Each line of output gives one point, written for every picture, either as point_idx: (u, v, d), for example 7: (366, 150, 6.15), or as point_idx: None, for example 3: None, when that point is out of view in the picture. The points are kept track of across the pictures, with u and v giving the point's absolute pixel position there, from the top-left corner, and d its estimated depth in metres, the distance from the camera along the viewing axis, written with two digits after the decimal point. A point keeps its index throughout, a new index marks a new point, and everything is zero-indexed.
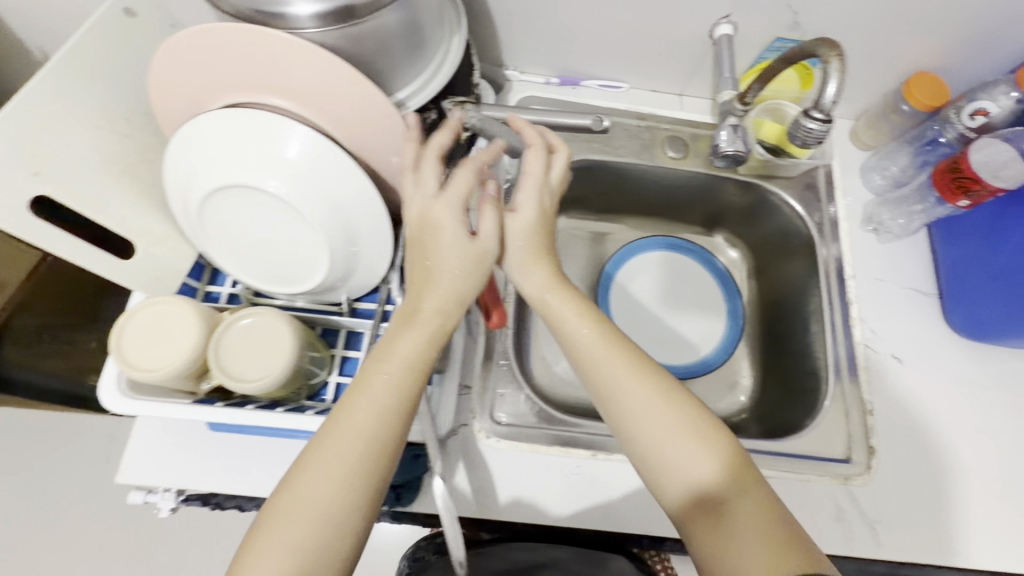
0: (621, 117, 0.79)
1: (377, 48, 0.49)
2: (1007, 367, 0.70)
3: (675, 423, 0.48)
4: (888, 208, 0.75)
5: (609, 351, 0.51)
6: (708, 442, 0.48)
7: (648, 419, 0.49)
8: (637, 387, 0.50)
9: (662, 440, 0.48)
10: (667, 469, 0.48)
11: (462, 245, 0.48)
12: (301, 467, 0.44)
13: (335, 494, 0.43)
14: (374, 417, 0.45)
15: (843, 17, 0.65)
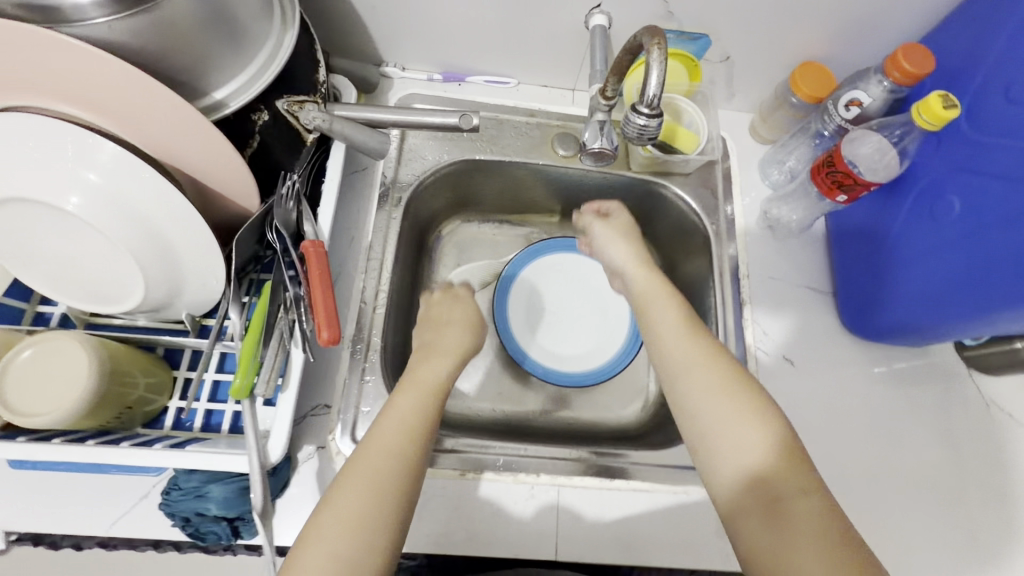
0: (508, 113, 0.75)
1: (179, 46, 0.44)
2: (895, 365, 0.69)
3: (747, 398, 0.50)
4: (783, 205, 0.73)
5: (691, 344, 0.55)
6: (768, 413, 0.49)
7: (717, 406, 0.51)
8: (703, 372, 0.53)
9: (727, 422, 0.49)
10: (721, 456, 0.49)
11: (466, 307, 0.68)
12: (351, 466, 0.48)
13: (387, 496, 0.46)
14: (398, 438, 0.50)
15: (719, 5, 0.62)
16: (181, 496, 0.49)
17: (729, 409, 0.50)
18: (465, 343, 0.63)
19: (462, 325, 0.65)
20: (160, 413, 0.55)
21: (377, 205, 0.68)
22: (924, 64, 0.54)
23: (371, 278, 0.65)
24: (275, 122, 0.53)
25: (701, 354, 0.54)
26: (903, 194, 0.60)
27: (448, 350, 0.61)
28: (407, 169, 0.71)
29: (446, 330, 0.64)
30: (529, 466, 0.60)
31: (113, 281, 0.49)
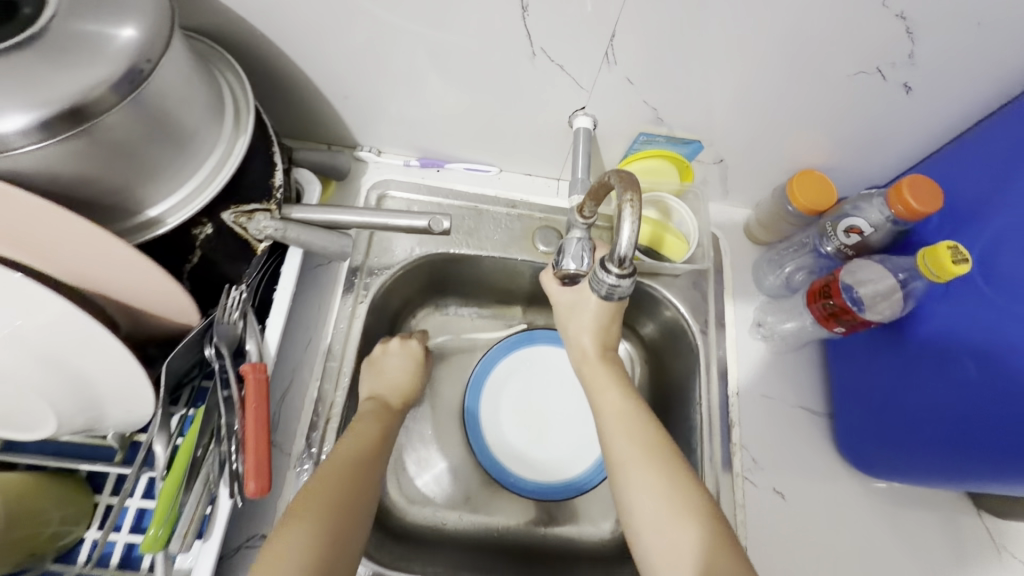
0: (488, 204, 0.70)
1: (108, 167, 0.41)
2: (896, 501, 0.63)
3: (689, 499, 0.48)
4: (776, 314, 0.68)
5: (641, 431, 0.52)
6: (710, 522, 0.47)
7: (665, 499, 0.48)
8: (648, 461, 0.50)
9: (670, 519, 0.47)
10: (663, 558, 0.46)
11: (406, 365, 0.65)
12: (296, 507, 0.47)
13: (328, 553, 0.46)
14: (360, 467, 0.52)
15: (710, 112, 0.58)
16: None
17: (671, 504, 0.47)
18: (407, 396, 0.63)
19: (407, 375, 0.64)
20: (77, 543, 0.50)
21: (342, 294, 0.63)
22: (931, 203, 0.49)
23: (328, 381, 0.60)
24: (218, 233, 0.48)
25: (650, 442, 0.51)
26: (908, 335, 0.53)
27: (397, 391, 0.63)
28: (376, 262, 0.66)
29: (393, 380, 0.63)
30: None
31: (25, 411, 0.45)
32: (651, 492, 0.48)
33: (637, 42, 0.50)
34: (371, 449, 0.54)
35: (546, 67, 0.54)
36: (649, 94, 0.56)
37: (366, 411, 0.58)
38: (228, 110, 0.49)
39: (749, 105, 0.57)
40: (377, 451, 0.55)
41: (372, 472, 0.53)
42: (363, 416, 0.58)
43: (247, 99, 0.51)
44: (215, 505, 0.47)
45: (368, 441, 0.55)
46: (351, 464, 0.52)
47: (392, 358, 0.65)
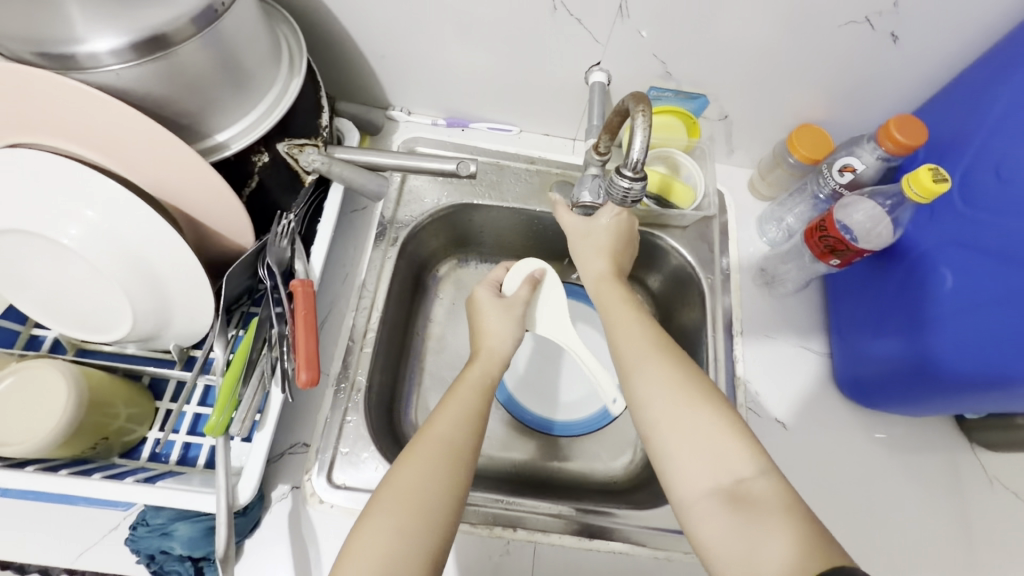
0: (509, 160, 0.76)
1: (187, 91, 0.47)
2: (893, 435, 0.67)
3: (696, 384, 0.50)
4: (782, 262, 0.72)
5: (650, 341, 0.54)
6: (715, 404, 0.49)
7: (672, 388, 0.50)
8: (661, 367, 0.52)
9: (681, 405, 0.49)
10: (673, 440, 0.48)
11: (495, 305, 0.65)
12: (406, 455, 0.49)
13: (437, 495, 0.47)
14: (450, 445, 0.50)
15: (716, 66, 0.64)
16: (147, 533, 0.49)
17: (683, 392, 0.50)
18: (508, 348, 0.62)
19: (508, 325, 0.63)
20: (139, 443, 0.55)
21: (374, 241, 0.69)
22: (916, 132, 0.56)
23: (363, 310, 0.65)
24: (274, 162, 0.55)
25: (656, 343, 0.54)
26: (897, 262, 0.59)
27: (505, 354, 0.62)
28: (406, 210, 0.72)
29: (502, 340, 0.62)
30: (504, 520, 0.58)
31: (104, 312, 0.50)
32: (662, 380, 0.51)
33: None
34: (464, 429, 0.52)
35: (566, 22, 0.60)
36: (659, 48, 0.62)
37: (463, 385, 0.56)
38: (284, 56, 0.55)
39: (751, 59, 0.62)
40: (472, 433, 0.52)
41: (465, 452, 0.50)
42: (461, 388, 0.56)
43: (300, 48, 0.57)
44: (266, 404, 0.52)
45: (467, 420, 0.53)
46: (445, 446, 0.50)
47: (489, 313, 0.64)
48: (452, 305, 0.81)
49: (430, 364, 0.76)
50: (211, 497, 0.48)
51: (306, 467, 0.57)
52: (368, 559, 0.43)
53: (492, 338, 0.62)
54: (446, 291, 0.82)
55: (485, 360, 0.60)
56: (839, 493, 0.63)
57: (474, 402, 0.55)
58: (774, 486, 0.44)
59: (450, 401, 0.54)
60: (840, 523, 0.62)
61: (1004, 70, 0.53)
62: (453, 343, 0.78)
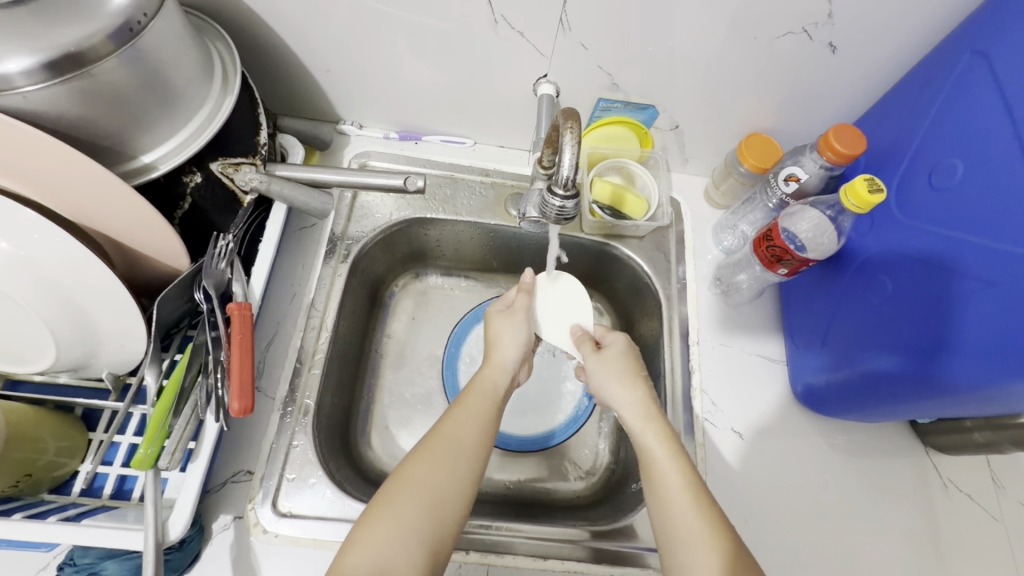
0: (463, 173, 0.75)
1: (107, 112, 0.45)
2: (847, 442, 0.67)
3: (710, 515, 0.48)
4: (732, 270, 0.72)
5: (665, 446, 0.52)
6: (729, 542, 0.47)
7: (689, 518, 0.48)
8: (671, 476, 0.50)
9: (691, 539, 0.47)
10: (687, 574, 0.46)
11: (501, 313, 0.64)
12: (409, 458, 0.51)
13: (437, 498, 0.48)
14: (462, 452, 0.51)
15: (661, 77, 0.64)
16: (72, 573, 0.46)
17: (693, 521, 0.48)
18: (514, 359, 0.60)
19: (512, 335, 0.61)
20: (70, 478, 0.53)
21: (324, 257, 0.67)
22: (854, 143, 0.57)
23: (310, 330, 0.63)
24: (208, 182, 0.53)
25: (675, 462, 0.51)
26: (843, 270, 0.61)
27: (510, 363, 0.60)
28: (358, 226, 0.70)
29: (511, 352, 0.60)
30: (460, 542, 0.56)
31: (25, 343, 0.48)
32: (679, 511, 0.49)
33: (588, 9, 0.56)
34: (473, 427, 0.53)
35: (508, 35, 0.60)
36: (603, 61, 0.62)
37: (475, 388, 0.57)
38: (216, 73, 0.54)
39: (696, 69, 0.62)
40: (483, 433, 0.53)
41: (474, 448, 0.52)
42: (475, 390, 0.57)
43: (235, 64, 0.55)
44: (202, 432, 0.50)
45: (477, 423, 0.54)
46: (452, 442, 0.51)
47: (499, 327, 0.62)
48: (411, 321, 0.80)
49: (387, 381, 0.75)
50: (138, 535, 0.46)
51: (249, 496, 0.55)
52: (370, 544, 0.45)
53: (501, 350, 0.60)
54: (405, 306, 0.80)
55: (488, 367, 0.59)
56: (797, 503, 0.63)
57: (487, 403, 0.56)
58: None
59: (461, 400, 0.56)
60: (797, 532, 0.62)
61: (935, 79, 0.53)
62: (411, 360, 0.77)
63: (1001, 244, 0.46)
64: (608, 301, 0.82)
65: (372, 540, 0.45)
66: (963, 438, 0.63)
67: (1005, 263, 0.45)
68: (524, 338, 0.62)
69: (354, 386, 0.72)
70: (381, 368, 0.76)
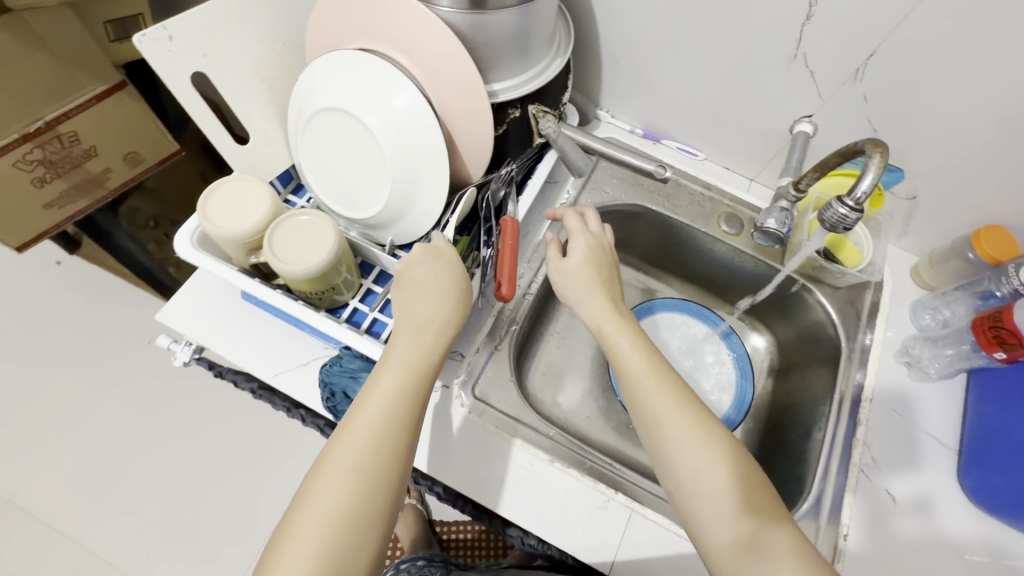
0: (688, 180, 0.83)
1: (497, 44, 0.58)
2: (1007, 558, 0.64)
3: (713, 429, 0.51)
4: (927, 346, 0.73)
5: (657, 382, 0.54)
6: (725, 446, 0.50)
7: (686, 433, 0.51)
8: (665, 398, 0.52)
9: (691, 445, 0.50)
10: (688, 483, 0.49)
11: (419, 252, 0.58)
12: (347, 420, 0.50)
13: (384, 447, 0.49)
14: (392, 400, 0.51)
15: (923, 146, 0.68)
16: (340, 372, 0.60)
17: (688, 434, 0.51)
18: (438, 307, 0.57)
19: (452, 285, 0.58)
20: (340, 306, 0.67)
21: (555, 215, 0.78)
22: None
23: (530, 264, 0.74)
24: (522, 117, 0.65)
25: (672, 386, 0.53)
26: None
27: (438, 315, 0.56)
28: (588, 196, 0.80)
29: (433, 305, 0.56)
30: (609, 480, 0.63)
31: (365, 191, 0.63)
32: (676, 433, 0.51)
33: (887, 67, 0.62)
34: (401, 379, 0.52)
35: (799, 71, 0.67)
36: (875, 116, 0.67)
37: (401, 334, 0.55)
38: (556, 38, 0.66)
39: (962, 151, 0.65)
40: (414, 381, 0.52)
41: (411, 399, 0.51)
42: (398, 337, 0.55)
43: (569, 35, 0.68)
44: None
45: (407, 371, 0.52)
46: (387, 397, 0.51)
47: (420, 267, 0.58)
48: None
49: (560, 335, 0.84)
50: None
51: (456, 373, 0.66)
52: (317, 519, 0.45)
53: (418, 300, 0.57)
54: None
55: (404, 323, 0.56)
56: None
57: (412, 357, 0.53)
58: (789, 541, 0.46)
59: (389, 349, 0.54)
60: None
61: None
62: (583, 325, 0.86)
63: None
64: (776, 339, 0.86)
65: (319, 512, 0.46)
66: None
67: None
68: (431, 282, 0.57)
69: (537, 326, 0.82)
70: (559, 320, 0.85)
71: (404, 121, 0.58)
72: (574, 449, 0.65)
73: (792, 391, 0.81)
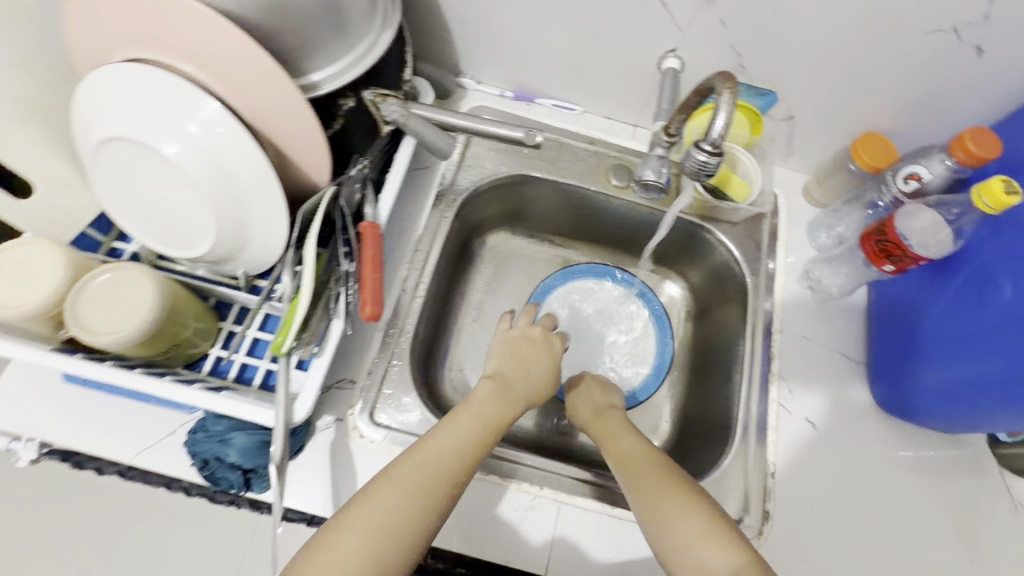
0: (570, 138, 0.78)
1: (297, 29, 0.49)
2: (919, 456, 0.67)
3: (691, 488, 0.52)
4: (826, 267, 0.73)
5: (639, 453, 0.56)
6: (702, 503, 0.51)
7: (671, 490, 0.52)
8: (648, 461, 0.55)
9: (675, 503, 0.51)
10: (673, 541, 0.49)
11: (534, 338, 0.67)
12: (375, 485, 0.49)
13: (400, 526, 0.47)
14: (429, 470, 0.50)
15: (790, 64, 0.64)
16: (205, 438, 0.52)
17: (674, 493, 0.51)
18: (537, 386, 0.63)
19: (543, 363, 0.65)
20: (200, 359, 0.58)
21: (433, 202, 0.72)
22: (988, 145, 0.57)
23: (414, 262, 0.68)
24: (358, 107, 0.57)
25: (652, 451, 0.56)
26: (955, 270, 0.59)
27: (524, 391, 0.62)
28: (466, 175, 0.74)
29: (529, 385, 0.63)
30: (533, 477, 0.60)
31: (188, 228, 0.54)
32: (659, 487, 0.52)
33: None
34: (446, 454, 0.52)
35: (651, 4, 0.61)
36: (738, 40, 0.63)
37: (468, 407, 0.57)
38: (379, 7, 0.57)
39: (826, 63, 0.63)
40: (455, 459, 0.52)
41: (451, 475, 0.51)
42: (458, 412, 0.57)
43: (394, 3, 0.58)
44: (330, 333, 0.54)
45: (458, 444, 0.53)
46: (425, 471, 0.50)
47: (525, 343, 0.66)
48: (496, 277, 0.83)
49: (469, 328, 0.79)
50: (267, 412, 0.50)
51: (351, 403, 0.60)
52: None
53: (527, 376, 0.63)
54: (491, 264, 0.84)
55: (486, 394, 0.59)
56: (863, 502, 0.64)
57: (463, 439, 0.54)
58: None
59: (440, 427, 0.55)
60: (857, 528, 0.62)
61: None
62: (492, 313, 0.81)
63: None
64: (687, 284, 0.85)
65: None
66: None
67: None
68: (532, 369, 0.64)
69: (442, 324, 0.76)
70: (466, 312, 0.80)
71: (209, 140, 0.49)
72: (491, 454, 0.61)
73: (710, 335, 0.80)
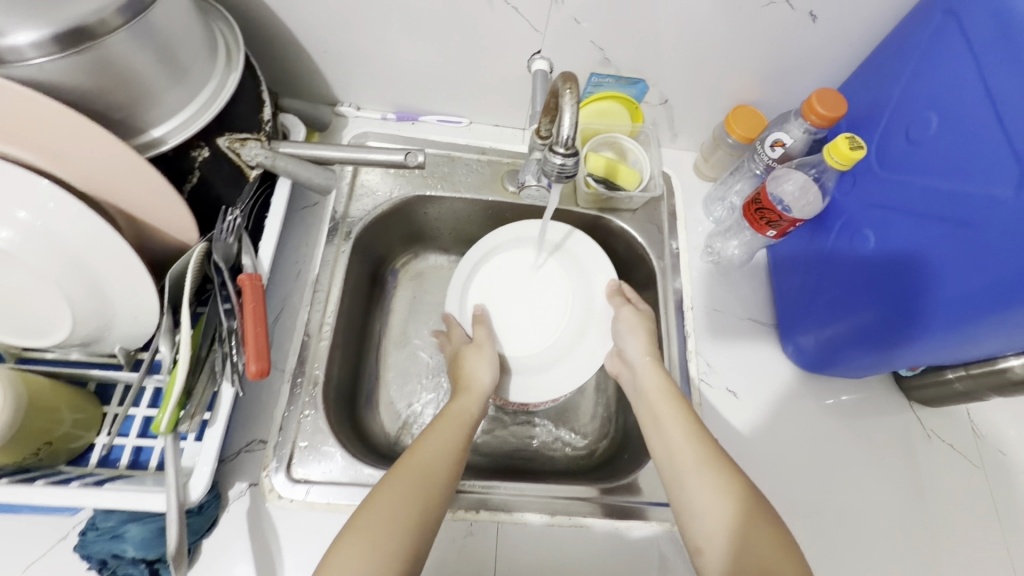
0: (461, 151, 0.77)
1: (119, 87, 0.45)
2: (836, 404, 0.69)
3: (712, 449, 0.54)
4: (722, 238, 0.76)
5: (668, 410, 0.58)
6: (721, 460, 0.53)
7: (690, 449, 0.54)
8: (672, 422, 0.56)
9: (697, 465, 0.52)
10: (694, 500, 0.51)
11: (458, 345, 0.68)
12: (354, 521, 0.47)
13: (390, 555, 0.45)
14: (409, 494, 0.49)
15: (652, 51, 0.66)
16: (96, 537, 0.48)
17: (698, 453, 0.53)
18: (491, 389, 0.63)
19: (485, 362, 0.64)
20: (86, 450, 0.54)
21: (327, 237, 0.69)
22: (836, 106, 0.60)
23: (314, 304, 0.65)
24: (215, 158, 0.54)
25: (671, 403, 0.58)
26: (829, 227, 0.64)
27: (480, 394, 0.62)
28: (358, 205, 0.72)
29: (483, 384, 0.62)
30: (472, 501, 0.58)
31: (42, 313, 0.50)
32: (680, 445, 0.54)
33: None
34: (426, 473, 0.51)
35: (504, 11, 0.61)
36: (596, 35, 0.64)
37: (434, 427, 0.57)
38: (220, 51, 0.54)
39: (684, 46, 0.65)
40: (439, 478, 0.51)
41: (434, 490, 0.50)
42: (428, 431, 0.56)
43: (238, 44, 0.56)
44: (220, 398, 0.52)
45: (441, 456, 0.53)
46: (403, 495, 0.49)
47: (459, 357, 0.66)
48: (413, 302, 0.81)
49: (391, 358, 0.76)
50: (158, 496, 0.47)
51: (264, 464, 0.57)
52: None
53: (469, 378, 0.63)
54: (406, 287, 0.82)
55: (457, 402, 0.60)
56: (791, 458, 0.66)
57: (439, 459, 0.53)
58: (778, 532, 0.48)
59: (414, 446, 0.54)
60: (790, 485, 0.64)
61: (909, 43, 0.57)
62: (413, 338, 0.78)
63: (996, 187, 0.47)
64: None
65: None
66: (944, 388, 0.66)
67: (966, 204, 0.49)
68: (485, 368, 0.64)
69: (361, 358, 0.74)
70: (387, 342, 0.77)
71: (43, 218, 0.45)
72: None
73: None
